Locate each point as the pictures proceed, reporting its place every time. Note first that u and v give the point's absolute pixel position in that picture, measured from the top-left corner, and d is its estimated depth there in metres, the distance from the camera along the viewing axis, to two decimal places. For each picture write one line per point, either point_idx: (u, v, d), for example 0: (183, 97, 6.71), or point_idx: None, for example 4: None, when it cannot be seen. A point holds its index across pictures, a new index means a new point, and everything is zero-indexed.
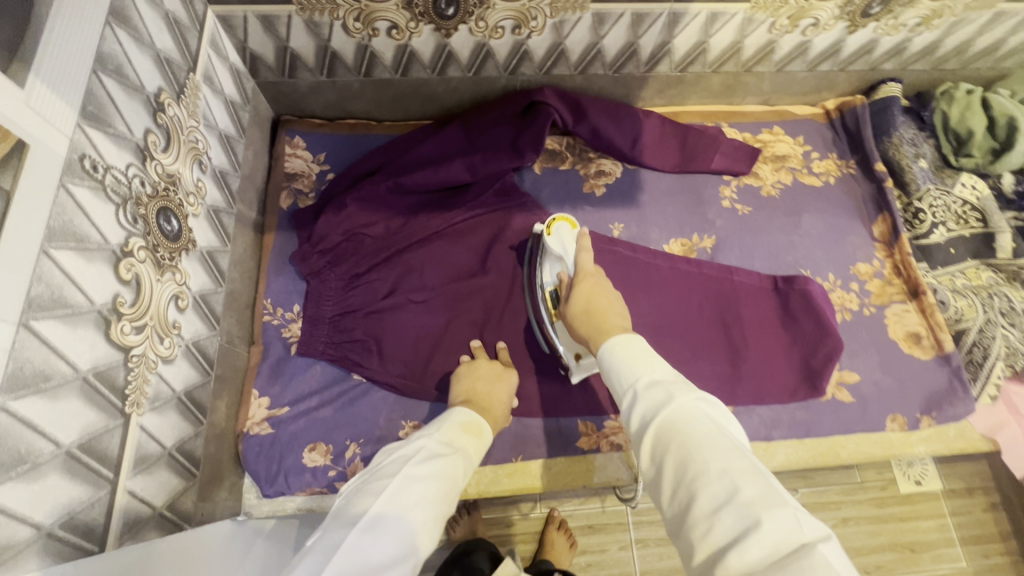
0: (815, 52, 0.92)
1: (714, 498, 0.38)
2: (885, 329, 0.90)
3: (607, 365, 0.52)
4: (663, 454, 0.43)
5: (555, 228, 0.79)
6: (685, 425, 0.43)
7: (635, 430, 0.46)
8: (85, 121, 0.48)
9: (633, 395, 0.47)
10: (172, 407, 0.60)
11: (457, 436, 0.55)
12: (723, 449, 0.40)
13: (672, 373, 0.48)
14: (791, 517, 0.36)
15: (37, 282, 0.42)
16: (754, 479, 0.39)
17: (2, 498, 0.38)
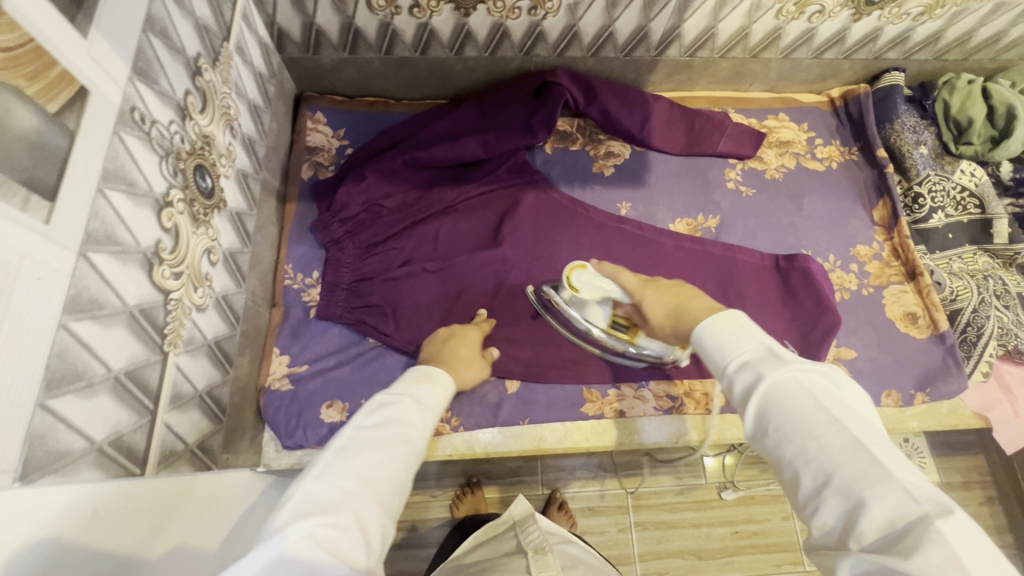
0: (820, 39, 0.95)
1: (818, 477, 0.40)
2: (883, 308, 0.92)
3: (700, 348, 0.52)
4: (762, 434, 0.44)
5: (574, 279, 0.79)
6: (781, 405, 0.43)
7: (733, 408, 0.47)
8: (136, 76, 0.52)
9: (726, 378, 0.48)
10: (203, 353, 0.63)
11: (414, 386, 0.56)
12: (826, 429, 0.41)
13: (765, 349, 0.47)
14: (904, 494, 0.37)
15: (94, 218, 0.45)
16: (858, 456, 0.39)
17: (62, 408, 0.42)
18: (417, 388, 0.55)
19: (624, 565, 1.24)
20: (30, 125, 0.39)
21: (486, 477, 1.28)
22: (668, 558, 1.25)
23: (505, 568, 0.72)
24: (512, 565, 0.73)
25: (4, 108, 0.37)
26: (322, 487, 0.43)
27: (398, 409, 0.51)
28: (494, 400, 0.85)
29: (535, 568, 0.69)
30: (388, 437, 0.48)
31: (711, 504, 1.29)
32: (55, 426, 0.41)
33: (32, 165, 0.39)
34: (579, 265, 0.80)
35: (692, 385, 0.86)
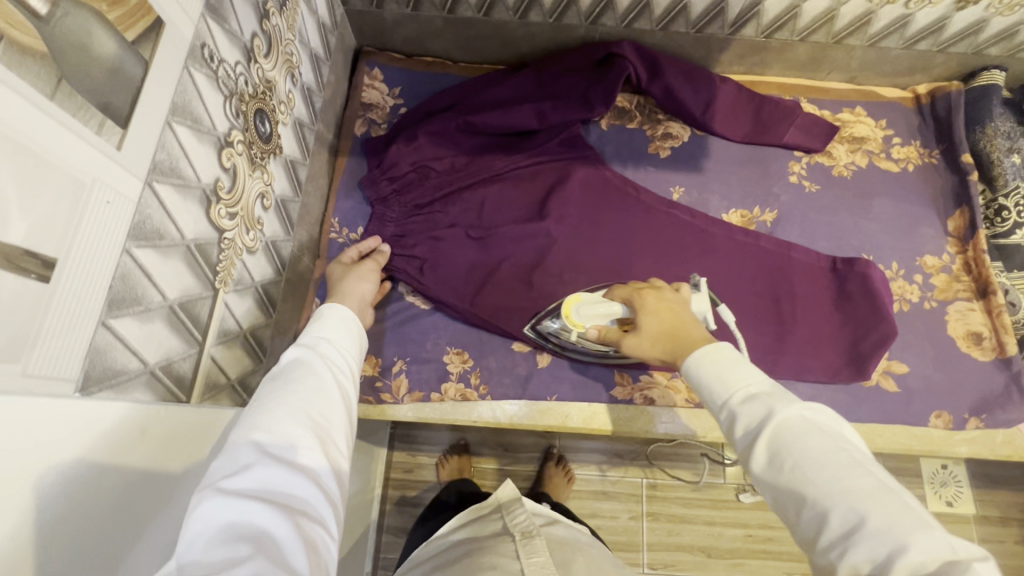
0: (915, 27, 0.87)
1: (846, 520, 0.40)
2: (944, 325, 0.87)
3: (694, 379, 0.53)
4: (775, 472, 0.44)
5: (574, 312, 0.75)
6: (797, 441, 0.44)
7: (739, 446, 0.48)
8: (207, 13, 0.52)
9: (728, 411, 0.49)
10: (250, 295, 0.65)
11: (320, 329, 0.62)
12: (845, 467, 0.42)
13: (767, 383, 0.49)
14: (939, 540, 0.37)
15: (161, 149, 0.47)
16: (888, 499, 0.40)
17: (123, 329, 0.44)
18: (309, 332, 0.62)
19: (631, 551, 1.25)
20: (110, 50, 0.40)
21: (502, 449, 1.30)
22: (675, 551, 1.24)
23: (491, 552, 0.72)
24: (500, 549, 0.72)
25: (88, 30, 0.37)
26: (237, 451, 0.46)
27: (301, 362, 0.56)
28: (524, 372, 0.85)
29: (524, 554, 0.70)
30: (295, 389, 0.52)
31: (727, 504, 1.26)
32: (114, 345, 0.43)
33: (109, 91, 0.40)
34: (574, 298, 0.76)
35: None
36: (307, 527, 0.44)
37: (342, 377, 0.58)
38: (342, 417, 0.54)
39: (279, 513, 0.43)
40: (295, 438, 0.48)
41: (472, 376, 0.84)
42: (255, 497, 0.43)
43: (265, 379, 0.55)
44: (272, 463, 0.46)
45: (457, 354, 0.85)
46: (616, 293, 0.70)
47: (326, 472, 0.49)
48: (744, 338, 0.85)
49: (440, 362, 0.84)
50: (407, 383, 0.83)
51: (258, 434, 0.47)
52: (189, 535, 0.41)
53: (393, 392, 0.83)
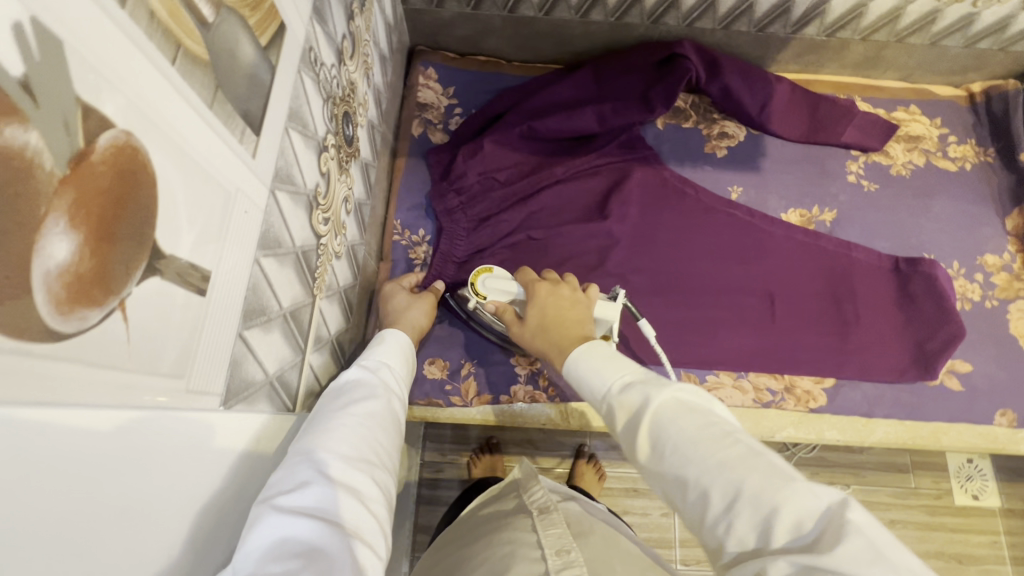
0: (978, 26, 0.87)
1: (725, 492, 0.40)
2: (1006, 324, 0.87)
3: (580, 378, 0.55)
4: (659, 459, 0.45)
5: (481, 282, 0.75)
6: (672, 422, 0.45)
7: (626, 438, 0.48)
8: (313, 16, 0.51)
9: (612, 406, 0.50)
10: (337, 301, 0.65)
11: (371, 354, 0.62)
12: (717, 439, 0.43)
13: (640, 371, 0.51)
14: (805, 491, 0.38)
15: (281, 156, 0.46)
16: (756, 463, 0.41)
17: (252, 339, 0.43)
18: (372, 355, 0.61)
19: (664, 548, 1.25)
20: (249, 56, 0.39)
21: (535, 447, 1.30)
22: None
23: (507, 527, 0.69)
24: (517, 524, 0.69)
25: (235, 36, 0.37)
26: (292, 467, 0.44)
27: (353, 386, 0.56)
28: None
29: (541, 526, 0.67)
30: (350, 410, 0.51)
31: None
32: (246, 356, 0.42)
33: (248, 97, 0.39)
34: (485, 269, 0.77)
35: (794, 381, 0.85)
36: (359, 551, 0.42)
37: (394, 402, 0.57)
38: (391, 442, 0.53)
39: (332, 533, 0.41)
40: (349, 457, 0.47)
41: (541, 378, 0.84)
42: (309, 514, 0.41)
43: (324, 399, 0.55)
44: (328, 481, 0.44)
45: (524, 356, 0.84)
46: (522, 279, 0.72)
47: (375, 495, 0.47)
48: (805, 341, 0.86)
49: (507, 365, 0.84)
50: (475, 385, 0.82)
51: (317, 450, 0.46)
52: (243, 549, 0.39)
53: (462, 395, 0.82)
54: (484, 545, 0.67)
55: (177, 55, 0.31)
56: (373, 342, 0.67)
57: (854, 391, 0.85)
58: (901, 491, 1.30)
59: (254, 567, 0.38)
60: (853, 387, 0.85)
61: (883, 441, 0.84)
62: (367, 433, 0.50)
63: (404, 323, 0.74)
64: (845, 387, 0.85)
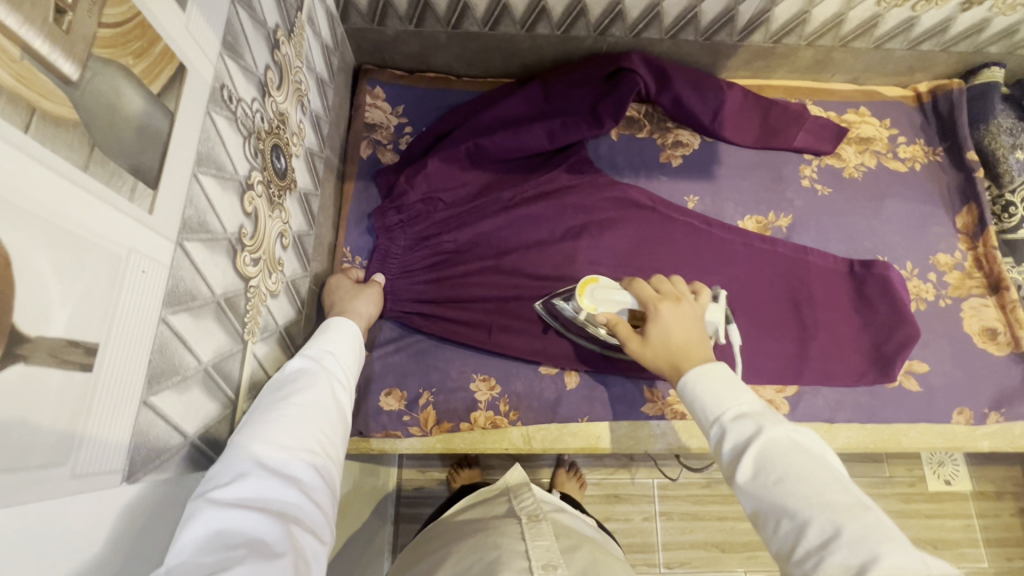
0: (920, 29, 0.88)
1: (822, 531, 0.41)
2: (960, 322, 0.88)
3: (691, 394, 0.55)
4: (760, 485, 0.45)
5: (590, 294, 0.72)
6: (784, 458, 0.45)
7: (727, 460, 0.49)
8: (225, 51, 0.48)
9: (720, 426, 0.51)
10: (274, 340, 0.62)
11: (320, 340, 0.62)
12: (828, 483, 0.43)
13: (759, 405, 0.51)
14: (918, 557, 0.38)
15: (190, 205, 0.43)
16: (866, 515, 0.41)
17: (162, 404, 0.40)
18: (315, 344, 0.61)
19: (646, 553, 1.24)
20: (137, 108, 0.36)
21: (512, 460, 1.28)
22: (690, 550, 1.25)
23: (496, 533, 0.67)
24: (505, 530, 0.68)
25: (115, 89, 0.34)
26: (229, 461, 0.45)
27: (300, 372, 0.56)
28: (553, 398, 0.83)
29: (530, 536, 0.65)
30: (291, 399, 0.52)
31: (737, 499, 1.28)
32: (155, 423, 0.40)
33: (138, 151, 0.37)
34: (590, 279, 0.74)
35: (756, 391, 0.85)
36: (298, 536, 0.43)
37: (341, 389, 0.58)
38: (337, 429, 0.54)
39: (270, 520, 0.42)
40: (290, 448, 0.48)
41: (501, 403, 0.82)
42: (246, 506, 0.42)
43: (265, 388, 0.55)
44: (267, 472, 0.45)
45: (484, 381, 0.82)
46: (636, 288, 0.68)
47: (318, 484, 0.48)
48: (764, 344, 0.86)
49: (467, 392, 0.81)
50: (434, 415, 0.80)
51: (255, 443, 0.47)
52: (177, 544, 0.39)
53: (421, 425, 0.80)
54: (470, 547, 0.65)
55: (31, 122, 0.28)
56: (320, 330, 0.66)
57: (816, 397, 0.85)
58: (877, 480, 1.32)
59: (188, 559, 0.38)
60: (815, 394, 0.85)
61: (845, 446, 0.84)
62: (311, 422, 0.51)
63: (353, 313, 0.73)
64: (806, 394, 0.85)
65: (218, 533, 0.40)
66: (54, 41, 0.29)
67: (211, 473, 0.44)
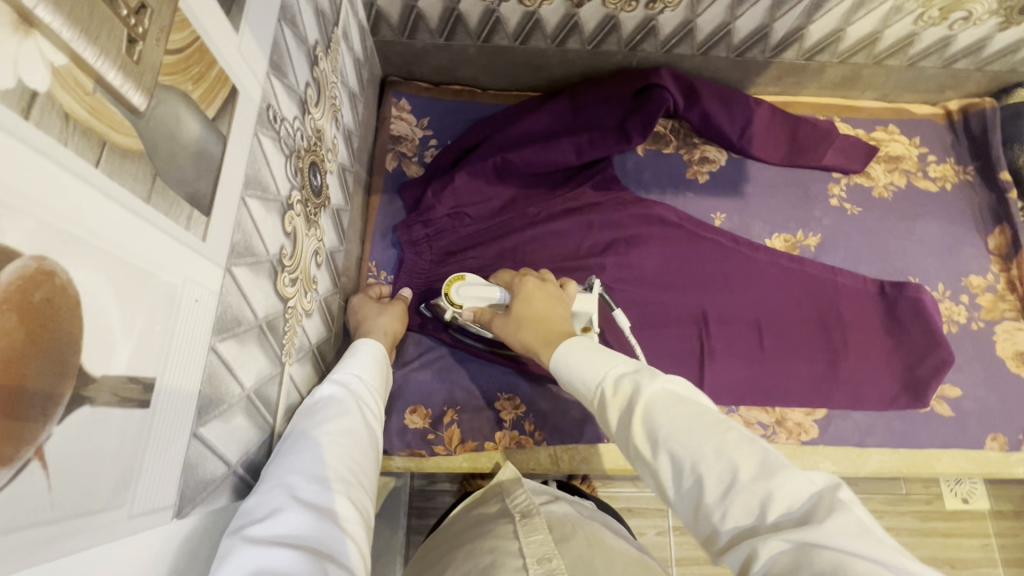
0: (955, 48, 0.87)
1: (718, 479, 0.38)
2: (993, 346, 0.87)
3: (568, 375, 0.51)
4: (653, 449, 0.42)
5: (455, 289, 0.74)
6: (665, 412, 0.42)
7: (617, 431, 0.45)
8: (271, 71, 0.48)
9: (603, 398, 0.46)
10: (308, 360, 0.61)
11: (346, 371, 0.62)
12: (710, 425, 0.40)
13: (631, 360, 0.48)
14: (801, 476, 0.37)
15: (238, 230, 0.42)
16: (749, 447, 0.39)
17: (210, 434, 0.39)
18: (343, 370, 0.61)
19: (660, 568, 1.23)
20: (194, 134, 0.36)
21: None
22: (704, 566, 1.23)
23: (490, 534, 0.62)
24: (498, 532, 0.62)
25: (176, 116, 0.33)
26: (262, 497, 0.44)
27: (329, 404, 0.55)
28: (580, 417, 0.82)
29: (523, 533, 0.60)
30: (323, 430, 0.51)
31: None
32: (204, 454, 0.39)
33: (194, 178, 0.36)
34: (459, 277, 0.75)
35: (785, 414, 0.84)
36: (339, 573, 0.40)
37: (370, 420, 0.57)
38: (368, 461, 0.53)
39: (308, 558, 0.39)
40: (323, 480, 0.46)
41: (526, 422, 0.81)
42: (281, 542, 0.40)
43: (296, 416, 0.54)
44: (300, 506, 0.43)
45: (508, 400, 0.82)
46: (503, 279, 0.72)
47: (353, 515, 0.46)
48: (794, 366, 0.85)
49: (492, 411, 0.81)
50: (459, 434, 0.79)
51: (288, 478, 0.45)
52: None
53: (446, 443, 0.79)
54: (464, 555, 0.61)
55: (102, 156, 0.27)
56: (348, 351, 0.67)
57: (846, 421, 0.84)
58: (893, 497, 1.30)
59: None
60: (845, 417, 0.84)
61: (876, 471, 0.83)
62: (342, 452, 0.50)
63: (377, 329, 0.73)
64: (836, 417, 0.84)
65: (256, 572, 0.37)
66: (126, 72, 0.28)
67: (244, 511, 0.43)
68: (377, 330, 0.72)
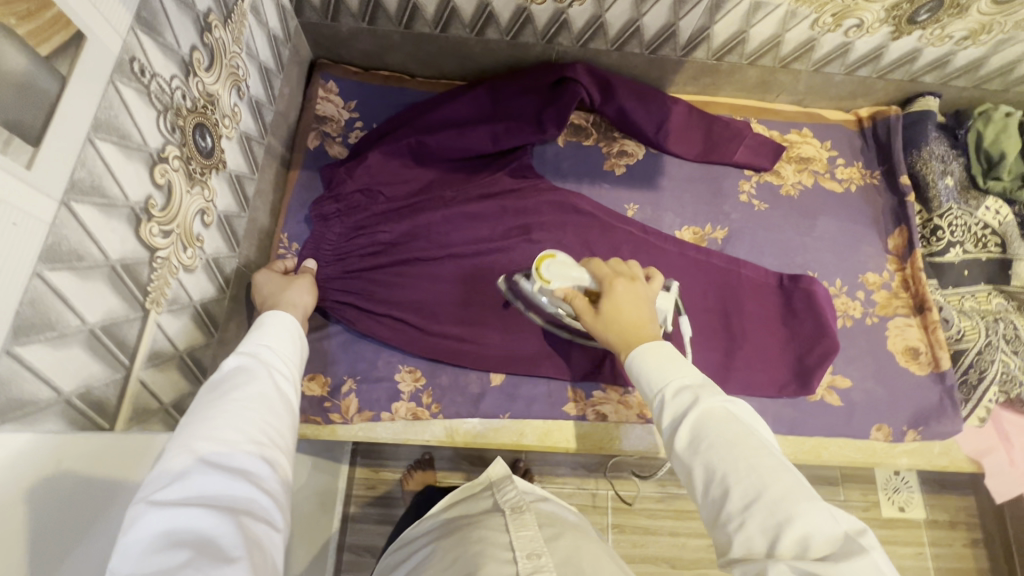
0: (855, 55, 0.91)
1: (745, 494, 0.46)
2: (885, 339, 0.90)
3: (636, 370, 0.59)
4: (693, 453, 0.50)
5: (547, 266, 0.72)
6: (716, 427, 0.50)
7: (667, 431, 0.54)
8: (138, 26, 0.50)
9: (662, 399, 0.55)
10: (185, 314, 0.63)
11: (258, 334, 0.62)
12: (755, 448, 0.48)
13: (697, 378, 0.56)
14: (826, 513, 0.43)
15: (81, 167, 0.45)
16: (786, 475, 0.46)
17: (32, 356, 0.41)
18: (252, 340, 0.61)
19: None
20: (20, 67, 0.38)
21: (469, 464, 1.27)
22: (640, 564, 1.25)
23: (481, 525, 0.67)
24: (487, 522, 0.68)
25: None
26: (169, 463, 0.46)
27: (241, 369, 0.56)
28: (478, 393, 0.84)
29: (513, 527, 0.65)
30: (233, 396, 0.52)
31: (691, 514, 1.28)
32: (21, 374, 0.41)
33: (17, 108, 0.38)
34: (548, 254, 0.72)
35: None
36: (251, 527, 0.45)
37: (284, 380, 0.58)
38: (286, 418, 0.55)
39: (217, 517, 0.44)
40: (234, 444, 0.49)
41: (423, 395, 0.83)
42: (191, 504, 0.44)
43: (202, 390, 0.54)
44: (209, 470, 0.46)
45: (409, 372, 0.84)
46: (592, 266, 0.72)
47: (271, 472, 0.50)
48: (693, 353, 0.87)
49: (392, 382, 0.83)
50: (355, 403, 0.81)
51: (195, 445, 0.48)
52: (128, 544, 0.41)
53: (342, 412, 0.81)
54: (456, 541, 0.65)
55: None
56: (253, 326, 0.65)
57: None
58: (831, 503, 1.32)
59: (140, 558, 0.41)
60: None
61: None
62: (255, 415, 0.52)
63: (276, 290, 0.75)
64: None
65: (168, 533, 0.42)
66: None
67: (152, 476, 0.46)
68: (283, 303, 0.72)
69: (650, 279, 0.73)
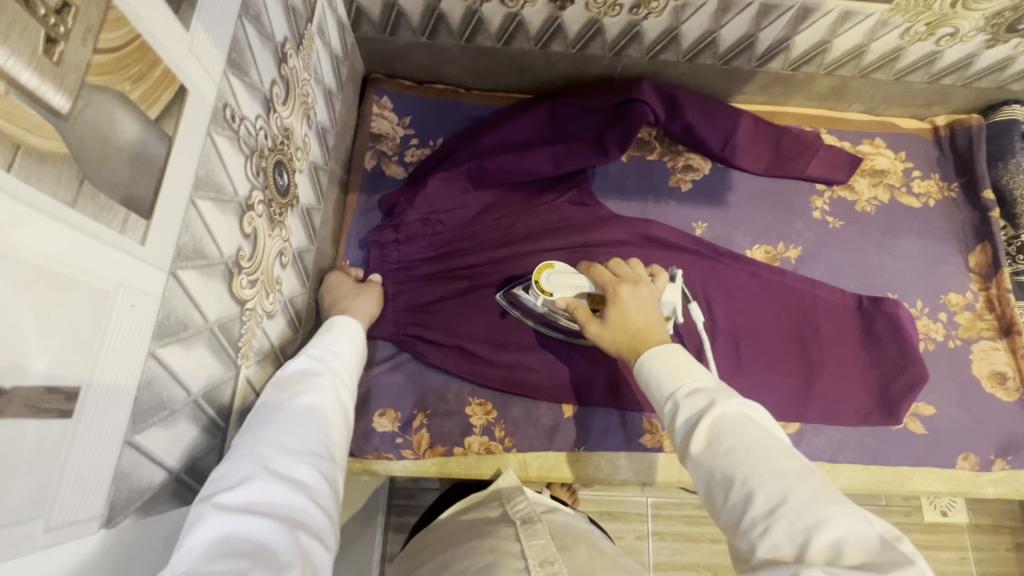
0: (943, 63, 0.86)
1: (769, 498, 0.40)
2: (969, 365, 0.86)
3: (644, 374, 0.52)
4: (714, 456, 0.44)
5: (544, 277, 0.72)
6: (733, 428, 0.44)
7: (679, 437, 0.47)
8: (229, 69, 0.46)
9: (674, 403, 0.48)
10: (267, 360, 0.60)
11: (318, 340, 0.61)
12: (774, 450, 0.42)
13: (713, 381, 0.49)
14: (858, 516, 0.38)
15: (185, 232, 0.41)
16: (811, 478, 0.41)
17: (146, 441, 0.39)
18: (321, 344, 0.59)
19: None
20: (132, 135, 0.35)
21: None
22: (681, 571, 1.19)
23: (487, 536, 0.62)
24: (497, 533, 0.63)
25: (108, 117, 0.32)
26: (233, 466, 0.44)
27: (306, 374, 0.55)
28: (550, 426, 0.81)
29: (525, 536, 0.60)
30: (296, 401, 0.51)
31: None
32: (138, 462, 0.38)
33: (131, 181, 0.35)
34: (545, 265, 0.73)
35: None
36: (306, 543, 0.41)
37: (345, 394, 0.56)
38: (340, 435, 0.53)
39: (275, 527, 0.40)
40: (295, 452, 0.46)
41: (495, 428, 0.80)
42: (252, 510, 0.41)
43: (269, 388, 0.53)
44: (270, 475, 0.44)
45: (479, 405, 0.81)
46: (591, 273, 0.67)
47: (325, 488, 0.47)
48: (772, 385, 0.83)
49: (463, 416, 0.80)
50: (428, 438, 0.79)
51: (261, 448, 0.46)
52: (184, 548, 0.38)
53: (414, 448, 0.79)
54: (465, 552, 0.61)
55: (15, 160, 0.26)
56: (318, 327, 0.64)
57: (817, 436, 0.83)
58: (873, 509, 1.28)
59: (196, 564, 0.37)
60: (816, 432, 0.84)
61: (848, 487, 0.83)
62: (315, 424, 0.50)
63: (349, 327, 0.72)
64: (807, 433, 0.84)
65: (227, 538, 0.39)
66: (43, 72, 0.27)
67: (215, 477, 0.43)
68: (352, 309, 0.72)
69: (654, 276, 0.68)
